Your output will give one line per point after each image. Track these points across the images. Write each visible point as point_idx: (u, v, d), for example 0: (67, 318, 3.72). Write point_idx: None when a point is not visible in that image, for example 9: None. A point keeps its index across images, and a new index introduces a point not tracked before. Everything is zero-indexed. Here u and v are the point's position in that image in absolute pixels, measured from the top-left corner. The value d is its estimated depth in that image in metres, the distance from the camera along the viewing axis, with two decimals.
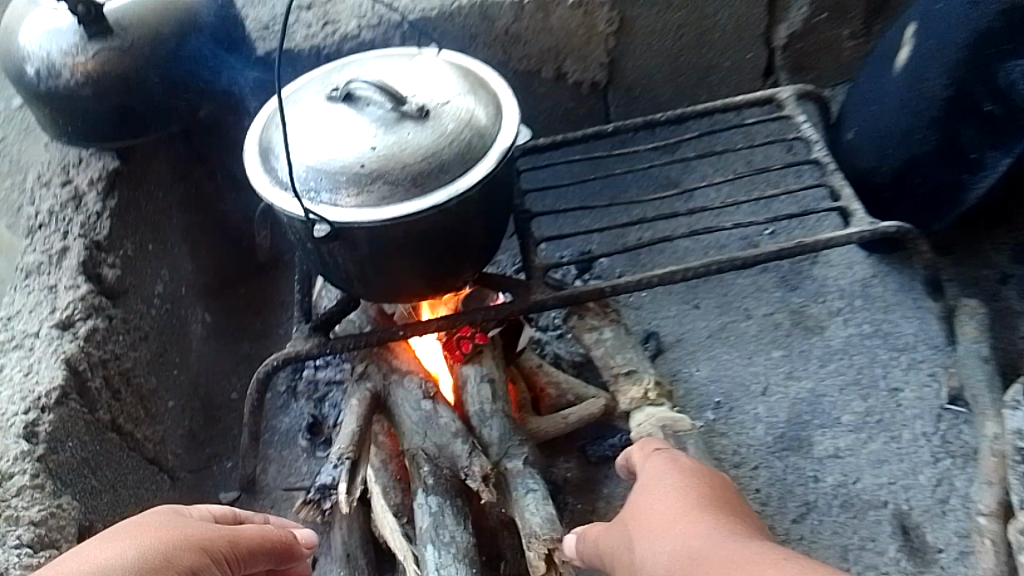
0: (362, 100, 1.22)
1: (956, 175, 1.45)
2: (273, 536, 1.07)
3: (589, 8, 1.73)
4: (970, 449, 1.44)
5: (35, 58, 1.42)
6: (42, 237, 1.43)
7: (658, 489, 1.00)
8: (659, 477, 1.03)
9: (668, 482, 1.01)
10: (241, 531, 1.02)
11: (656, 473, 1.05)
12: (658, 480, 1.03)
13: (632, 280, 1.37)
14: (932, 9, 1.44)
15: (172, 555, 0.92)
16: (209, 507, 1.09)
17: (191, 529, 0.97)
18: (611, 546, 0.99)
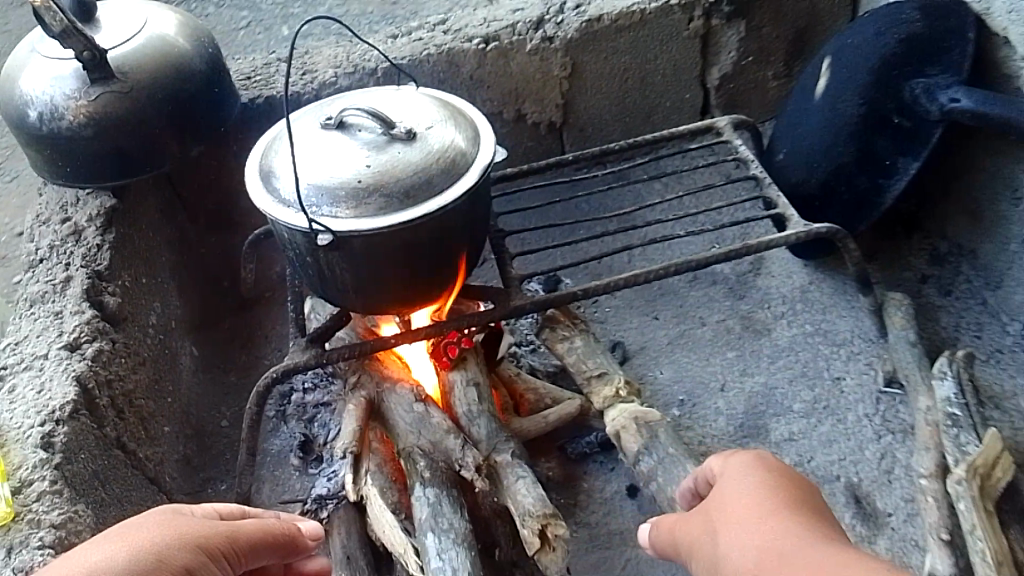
0: (355, 127, 1.37)
1: (875, 180, 1.66)
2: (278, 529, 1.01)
3: (545, 55, 1.94)
4: (907, 424, 1.61)
5: (38, 103, 1.54)
6: (45, 269, 1.52)
7: (738, 484, 0.99)
8: (735, 472, 1.02)
9: (747, 477, 1.00)
10: (243, 525, 0.96)
11: (732, 469, 1.03)
12: (735, 478, 1.01)
13: (601, 284, 1.52)
14: (844, 44, 1.72)
15: (166, 555, 0.86)
16: (212, 505, 1.02)
17: (188, 527, 0.91)
18: (689, 541, 0.98)
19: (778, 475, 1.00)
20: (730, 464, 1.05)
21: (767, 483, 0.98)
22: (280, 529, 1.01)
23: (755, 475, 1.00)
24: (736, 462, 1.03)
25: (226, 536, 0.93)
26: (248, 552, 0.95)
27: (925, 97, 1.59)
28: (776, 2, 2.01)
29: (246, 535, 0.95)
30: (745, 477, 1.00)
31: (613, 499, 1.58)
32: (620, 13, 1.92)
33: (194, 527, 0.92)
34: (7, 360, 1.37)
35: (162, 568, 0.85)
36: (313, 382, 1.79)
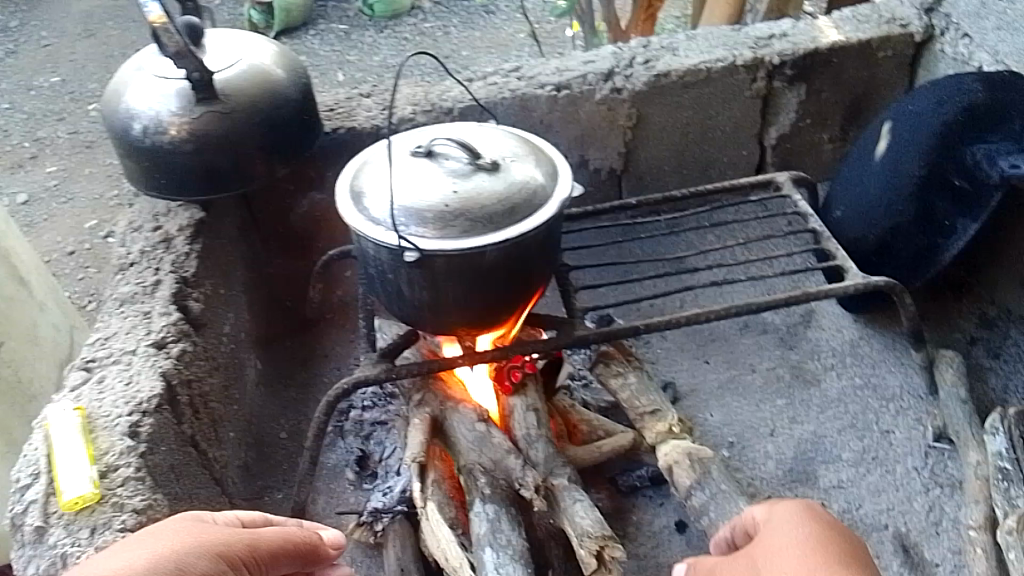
0: (442, 156, 1.45)
1: (934, 239, 1.76)
2: (293, 543, 1.07)
3: (612, 105, 2.04)
4: (955, 479, 1.64)
5: (144, 117, 1.65)
6: (136, 272, 1.61)
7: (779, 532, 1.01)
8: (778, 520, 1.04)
9: (788, 524, 1.02)
10: (261, 536, 1.02)
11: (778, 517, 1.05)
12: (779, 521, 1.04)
13: (662, 320, 1.58)
14: (903, 110, 1.82)
15: (186, 562, 0.90)
16: (232, 514, 1.10)
17: (210, 531, 0.98)
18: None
19: (822, 524, 1.01)
20: (775, 513, 1.05)
21: (810, 533, 0.99)
22: (294, 537, 1.08)
23: (798, 523, 1.01)
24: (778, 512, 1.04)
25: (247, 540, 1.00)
26: (266, 554, 1.02)
27: (985, 162, 1.65)
28: (836, 69, 2.11)
29: (265, 542, 1.03)
30: (787, 525, 1.02)
31: (661, 532, 1.61)
32: (686, 70, 2.03)
33: (219, 532, 0.99)
34: (96, 353, 1.44)
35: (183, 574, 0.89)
36: (372, 401, 1.84)
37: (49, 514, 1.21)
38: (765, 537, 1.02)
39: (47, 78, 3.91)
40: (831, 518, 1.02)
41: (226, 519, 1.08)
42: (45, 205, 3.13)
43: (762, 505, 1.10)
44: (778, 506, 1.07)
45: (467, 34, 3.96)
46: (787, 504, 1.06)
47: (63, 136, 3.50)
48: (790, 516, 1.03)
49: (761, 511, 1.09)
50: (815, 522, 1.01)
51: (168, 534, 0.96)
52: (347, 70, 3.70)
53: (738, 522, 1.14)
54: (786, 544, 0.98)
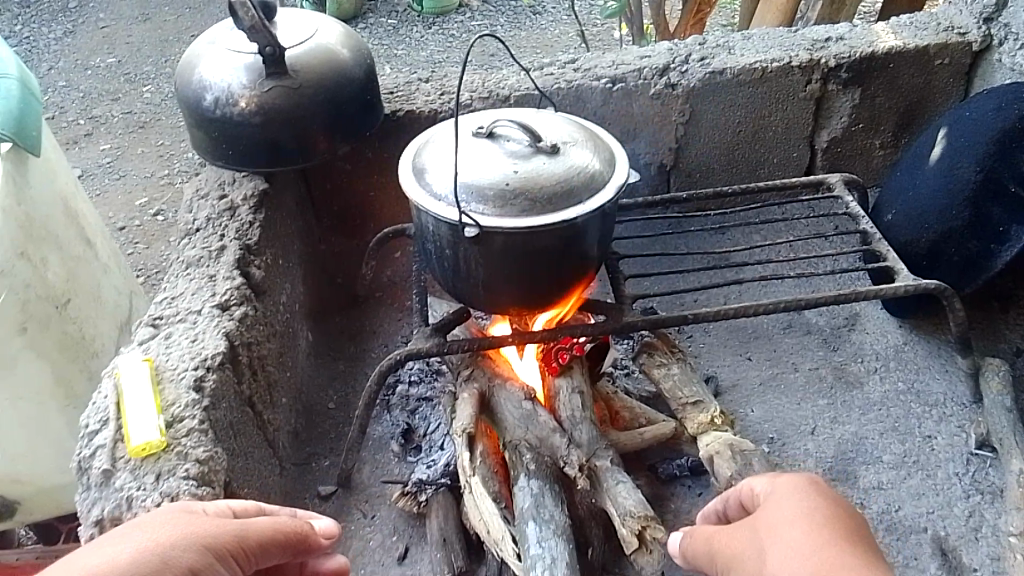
0: (503, 138, 1.48)
1: (986, 245, 1.78)
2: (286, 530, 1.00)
3: (665, 100, 2.07)
4: (997, 487, 1.63)
5: (215, 89, 1.70)
6: (202, 237, 1.68)
7: (778, 496, 1.01)
8: (778, 489, 1.03)
9: (785, 487, 1.02)
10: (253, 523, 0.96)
11: (780, 487, 1.03)
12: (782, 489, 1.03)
13: (711, 311, 1.58)
14: (959, 117, 1.85)
15: (170, 557, 0.85)
16: (225, 503, 1.03)
17: (195, 526, 0.91)
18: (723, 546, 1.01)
19: (825, 497, 0.99)
20: (777, 484, 1.04)
21: (814, 502, 0.97)
22: (294, 529, 1.01)
23: (801, 494, 1.00)
24: (781, 481, 1.04)
25: (236, 534, 0.93)
26: (258, 548, 0.94)
27: None
28: (891, 74, 2.12)
29: (256, 534, 0.95)
30: (791, 495, 1.00)
31: None
32: (742, 69, 2.05)
33: (208, 527, 0.91)
34: (164, 312, 1.51)
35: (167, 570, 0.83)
36: (418, 376, 1.89)
37: (116, 458, 1.26)
38: (766, 505, 1.00)
39: (104, 59, 4.02)
40: (834, 493, 1.01)
41: (219, 510, 1.01)
42: (98, 180, 3.22)
43: (762, 477, 1.08)
44: (780, 478, 1.06)
45: (513, 34, 4.00)
46: (786, 478, 1.05)
47: (117, 115, 3.60)
48: (791, 487, 1.01)
49: (761, 483, 1.07)
50: (818, 493, 0.99)
51: (154, 529, 0.89)
52: (394, 63, 3.75)
53: (732, 496, 1.13)
54: (787, 511, 0.96)
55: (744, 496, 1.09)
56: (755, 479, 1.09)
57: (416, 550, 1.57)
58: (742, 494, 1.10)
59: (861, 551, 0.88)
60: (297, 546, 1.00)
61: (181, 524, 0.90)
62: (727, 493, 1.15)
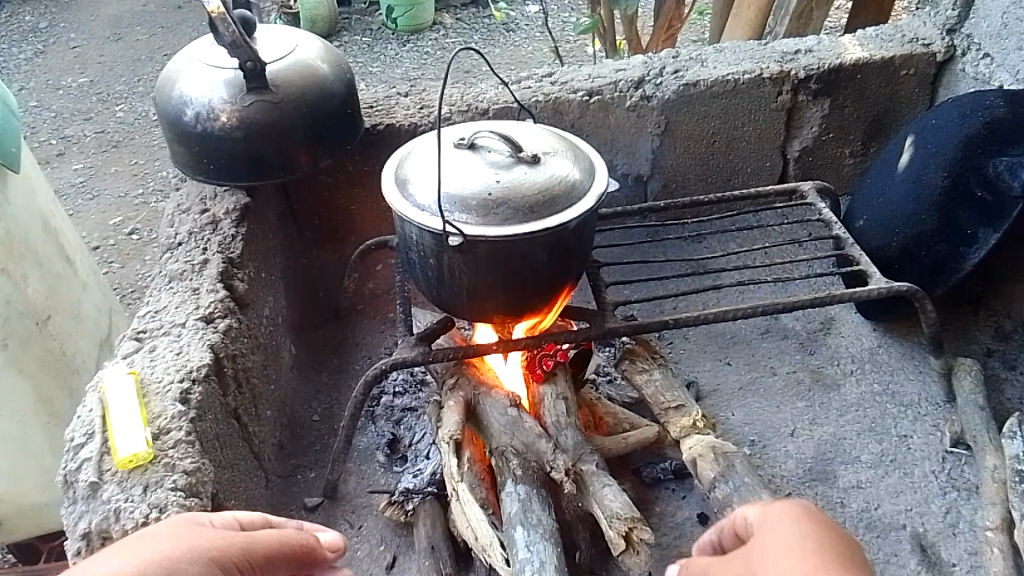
0: (484, 149, 1.49)
1: (955, 248, 1.83)
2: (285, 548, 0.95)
3: (641, 112, 2.11)
4: (972, 484, 1.68)
5: (196, 104, 1.70)
6: (185, 251, 1.68)
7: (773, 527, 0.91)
8: (770, 521, 0.94)
9: (779, 519, 0.92)
10: (256, 538, 0.91)
11: (771, 520, 0.94)
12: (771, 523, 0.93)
13: (691, 316, 1.60)
14: (926, 125, 1.91)
15: (177, 568, 0.80)
16: (229, 515, 0.99)
17: (201, 538, 0.86)
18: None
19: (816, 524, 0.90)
20: (769, 514, 0.95)
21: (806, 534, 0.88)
22: (297, 542, 0.97)
23: (792, 523, 0.91)
24: (771, 512, 0.94)
25: (238, 548, 0.88)
26: (261, 562, 0.90)
27: (1007, 174, 1.75)
28: (859, 85, 2.18)
29: (258, 547, 0.91)
30: (783, 526, 0.91)
31: (684, 522, 1.65)
32: (715, 81, 2.09)
33: (212, 540, 0.87)
34: (148, 325, 1.51)
35: None
36: (402, 386, 1.90)
37: (103, 471, 1.26)
38: (762, 538, 0.91)
39: (76, 79, 3.99)
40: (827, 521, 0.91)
41: (224, 522, 0.98)
42: (72, 200, 3.19)
43: (749, 508, 1.01)
44: (772, 506, 0.97)
45: (487, 50, 4.05)
46: (781, 507, 0.96)
47: (90, 135, 3.58)
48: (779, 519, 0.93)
49: (752, 510, 1.00)
50: (808, 520, 0.91)
51: (156, 543, 0.84)
52: (369, 80, 3.77)
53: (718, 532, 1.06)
54: (779, 541, 0.88)
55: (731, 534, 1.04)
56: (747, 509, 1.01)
57: (403, 560, 1.58)
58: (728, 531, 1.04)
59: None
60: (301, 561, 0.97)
61: (182, 537, 0.86)
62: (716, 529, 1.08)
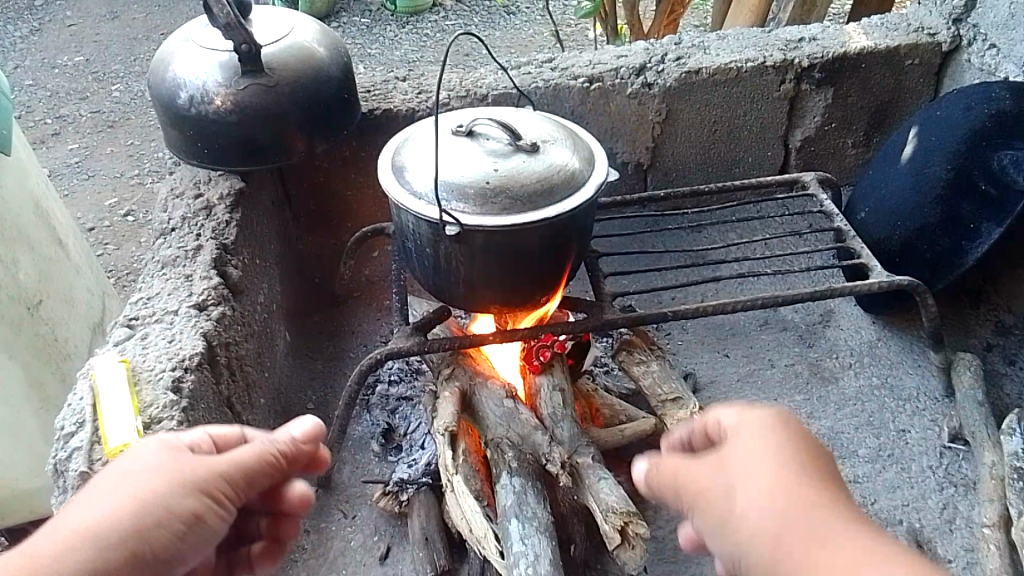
0: (482, 137, 1.46)
1: (957, 242, 1.81)
2: (277, 455, 0.97)
3: (642, 100, 2.08)
4: (969, 479, 1.67)
5: (190, 87, 1.66)
6: (177, 237, 1.66)
7: (753, 446, 0.87)
8: (747, 433, 0.89)
9: (758, 436, 0.88)
10: (236, 456, 0.93)
11: (749, 432, 0.89)
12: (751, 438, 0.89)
13: (690, 308, 1.57)
14: (930, 117, 1.90)
15: (161, 503, 0.86)
16: (203, 431, 0.99)
17: (182, 466, 0.90)
18: (695, 490, 0.88)
19: (795, 441, 0.87)
20: (747, 424, 0.90)
21: (786, 448, 0.86)
22: (282, 451, 0.97)
23: (771, 437, 0.88)
24: (747, 423, 0.90)
25: (216, 474, 0.91)
26: (245, 484, 0.94)
27: (1012, 167, 1.74)
28: (864, 74, 2.15)
29: (242, 471, 0.93)
30: (760, 439, 0.88)
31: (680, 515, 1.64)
32: (718, 68, 2.06)
33: (195, 467, 0.90)
34: (140, 312, 1.49)
35: (162, 517, 0.85)
36: (398, 375, 1.89)
37: (93, 460, 1.24)
38: (737, 447, 0.88)
39: (71, 58, 3.95)
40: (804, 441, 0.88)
41: (196, 441, 0.98)
42: (67, 180, 3.16)
43: (733, 412, 0.93)
44: (749, 416, 0.91)
45: (487, 33, 4.00)
46: (789, 453, 0.85)
47: (86, 115, 3.53)
48: (775, 496, 0.80)
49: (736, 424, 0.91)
50: (789, 438, 0.88)
51: (139, 477, 0.87)
52: (368, 63, 3.73)
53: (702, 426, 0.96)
54: (760, 455, 0.86)
55: (714, 430, 0.94)
56: (746, 424, 0.90)
57: (398, 551, 1.57)
58: (720, 427, 0.94)
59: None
60: (286, 469, 0.98)
61: (171, 466, 0.89)
62: (703, 413, 0.98)
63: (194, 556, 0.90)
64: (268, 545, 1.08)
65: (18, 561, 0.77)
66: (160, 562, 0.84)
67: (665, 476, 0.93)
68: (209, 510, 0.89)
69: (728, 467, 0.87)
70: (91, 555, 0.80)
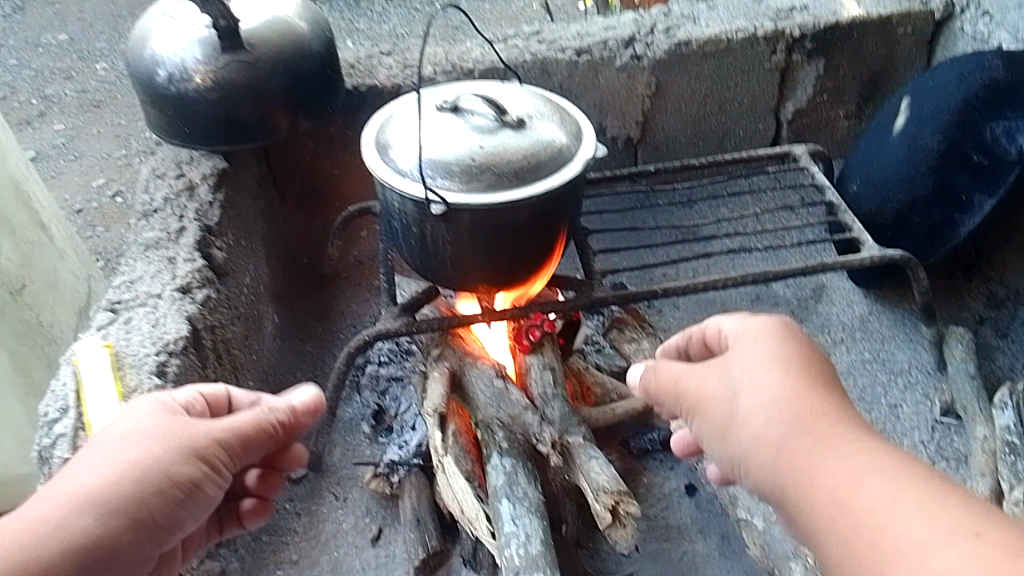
0: (467, 113, 1.43)
1: (950, 214, 1.80)
2: (270, 425, 1.06)
3: (632, 73, 2.04)
4: (960, 453, 1.67)
5: (169, 64, 1.62)
6: (160, 218, 1.63)
7: (756, 352, 1.01)
8: (751, 342, 1.04)
9: (761, 345, 1.02)
10: (232, 423, 1.02)
11: (751, 340, 1.04)
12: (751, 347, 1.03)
13: (681, 284, 1.55)
14: (922, 86, 1.88)
15: (163, 466, 0.93)
16: (194, 390, 1.10)
17: (181, 431, 0.98)
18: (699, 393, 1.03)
19: (793, 350, 1.01)
20: (749, 329, 1.07)
21: (785, 353, 1.00)
22: (279, 420, 1.08)
23: (772, 344, 1.02)
24: (751, 333, 1.05)
25: (213, 441, 0.99)
26: (238, 448, 1.02)
27: (1004, 138, 1.74)
28: (855, 44, 2.12)
29: (237, 438, 1.02)
30: (761, 344, 1.03)
31: (672, 493, 1.64)
32: (708, 39, 2.03)
33: (194, 433, 0.98)
34: (122, 296, 1.47)
35: (164, 479, 0.93)
36: (388, 356, 1.87)
37: (78, 447, 1.23)
38: (739, 350, 1.03)
39: (55, 36, 3.88)
40: (804, 349, 1.02)
41: (190, 401, 1.08)
42: (53, 161, 3.11)
43: (733, 319, 1.11)
44: (751, 322, 1.08)
45: (477, 6, 3.94)
46: (790, 363, 0.99)
47: (71, 94, 3.47)
48: (778, 406, 0.93)
49: (735, 329, 1.08)
50: (788, 343, 1.02)
51: (143, 438, 0.95)
52: (356, 37, 3.68)
53: (702, 333, 1.15)
54: (760, 359, 1.00)
55: (713, 335, 1.13)
56: (746, 334, 1.06)
57: (390, 533, 1.57)
58: (718, 332, 1.12)
59: (893, 550, 0.76)
60: (279, 437, 1.08)
61: (170, 431, 0.97)
62: (702, 323, 1.16)
63: (191, 519, 0.98)
64: (258, 504, 1.18)
65: (18, 527, 0.82)
66: (159, 524, 0.92)
67: (667, 378, 1.09)
68: (205, 474, 0.97)
69: (733, 374, 1.00)
70: (95, 518, 0.86)
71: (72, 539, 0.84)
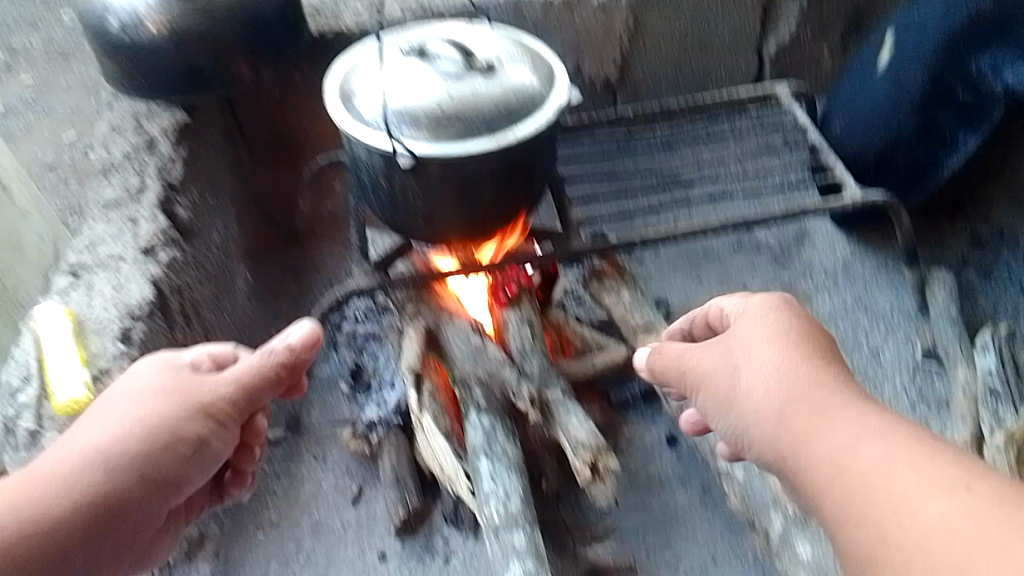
0: (433, 57, 1.36)
1: (933, 151, 1.81)
2: (272, 368, 1.07)
3: (609, 11, 1.97)
4: (941, 397, 1.66)
5: (119, 11, 1.53)
6: (120, 176, 1.57)
7: (756, 328, 1.03)
8: (752, 318, 1.05)
9: (762, 322, 1.03)
10: (233, 375, 1.05)
11: (751, 316, 1.06)
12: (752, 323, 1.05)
13: (659, 232, 1.51)
14: (905, 18, 1.76)
15: (166, 425, 0.99)
16: (204, 350, 1.12)
17: (183, 390, 1.03)
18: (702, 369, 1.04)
19: (794, 325, 1.02)
20: (749, 305, 1.08)
21: (785, 328, 1.02)
22: (282, 362, 1.06)
23: (772, 319, 1.04)
24: (751, 309, 1.06)
25: (215, 397, 1.03)
26: (244, 400, 1.05)
27: (991, 73, 1.64)
28: None
29: (241, 390, 1.05)
30: (762, 319, 1.04)
31: (653, 443, 1.64)
32: None
33: (197, 391, 1.03)
34: (83, 259, 1.42)
35: (170, 437, 0.99)
36: (364, 313, 1.83)
37: (43, 417, 1.21)
38: (739, 327, 1.05)
39: None
40: (806, 326, 1.03)
41: (198, 359, 1.11)
42: None
43: (732, 299, 1.12)
44: (751, 300, 1.09)
45: None
46: (789, 337, 1.00)
47: None
48: (779, 378, 0.95)
49: (737, 307, 1.10)
50: (788, 319, 1.04)
51: (145, 399, 1.01)
52: None
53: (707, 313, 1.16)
54: (759, 335, 1.01)
55: (716, 314, 1.14)
56: (747, 310, 1.07)
57: (370, 491, 1.56)
58: (721, 311, 1.13)
59: (890, 507, 0.76)
60: (287, 377, 1.08)
61: (171, 390, 1.02)
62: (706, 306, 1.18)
63: (201, 472, 1.04)
64: (234, 476, 1.19)
65: (26, 485, 0.90)
66: (170, 478, 0.99)
67: (670, 358, 1.11)
68: (211, 429, 1.03)
69: (735, 349, 1.02)
70: (102, 476, 0.93)
71: (80, 495, 0.91)
